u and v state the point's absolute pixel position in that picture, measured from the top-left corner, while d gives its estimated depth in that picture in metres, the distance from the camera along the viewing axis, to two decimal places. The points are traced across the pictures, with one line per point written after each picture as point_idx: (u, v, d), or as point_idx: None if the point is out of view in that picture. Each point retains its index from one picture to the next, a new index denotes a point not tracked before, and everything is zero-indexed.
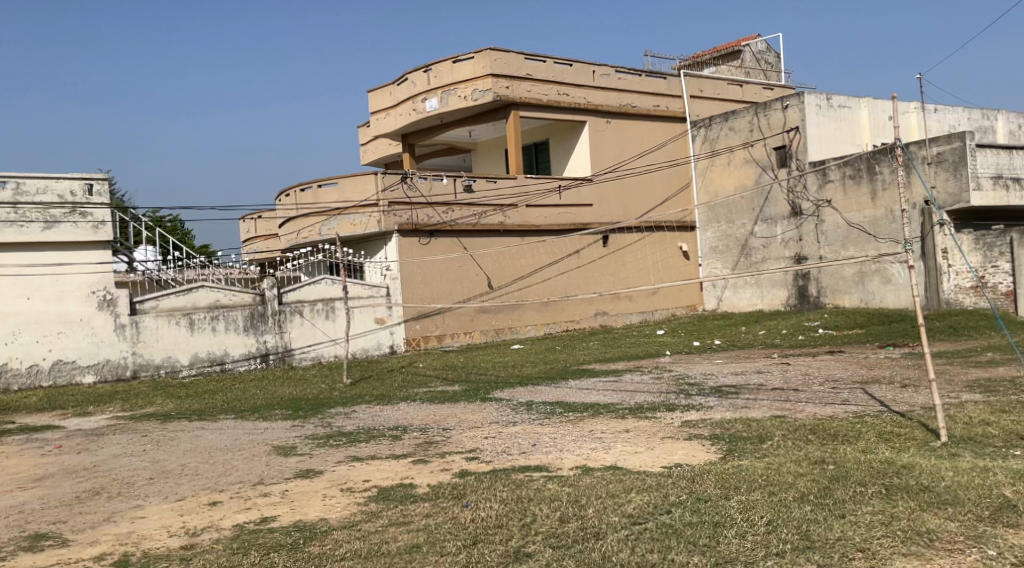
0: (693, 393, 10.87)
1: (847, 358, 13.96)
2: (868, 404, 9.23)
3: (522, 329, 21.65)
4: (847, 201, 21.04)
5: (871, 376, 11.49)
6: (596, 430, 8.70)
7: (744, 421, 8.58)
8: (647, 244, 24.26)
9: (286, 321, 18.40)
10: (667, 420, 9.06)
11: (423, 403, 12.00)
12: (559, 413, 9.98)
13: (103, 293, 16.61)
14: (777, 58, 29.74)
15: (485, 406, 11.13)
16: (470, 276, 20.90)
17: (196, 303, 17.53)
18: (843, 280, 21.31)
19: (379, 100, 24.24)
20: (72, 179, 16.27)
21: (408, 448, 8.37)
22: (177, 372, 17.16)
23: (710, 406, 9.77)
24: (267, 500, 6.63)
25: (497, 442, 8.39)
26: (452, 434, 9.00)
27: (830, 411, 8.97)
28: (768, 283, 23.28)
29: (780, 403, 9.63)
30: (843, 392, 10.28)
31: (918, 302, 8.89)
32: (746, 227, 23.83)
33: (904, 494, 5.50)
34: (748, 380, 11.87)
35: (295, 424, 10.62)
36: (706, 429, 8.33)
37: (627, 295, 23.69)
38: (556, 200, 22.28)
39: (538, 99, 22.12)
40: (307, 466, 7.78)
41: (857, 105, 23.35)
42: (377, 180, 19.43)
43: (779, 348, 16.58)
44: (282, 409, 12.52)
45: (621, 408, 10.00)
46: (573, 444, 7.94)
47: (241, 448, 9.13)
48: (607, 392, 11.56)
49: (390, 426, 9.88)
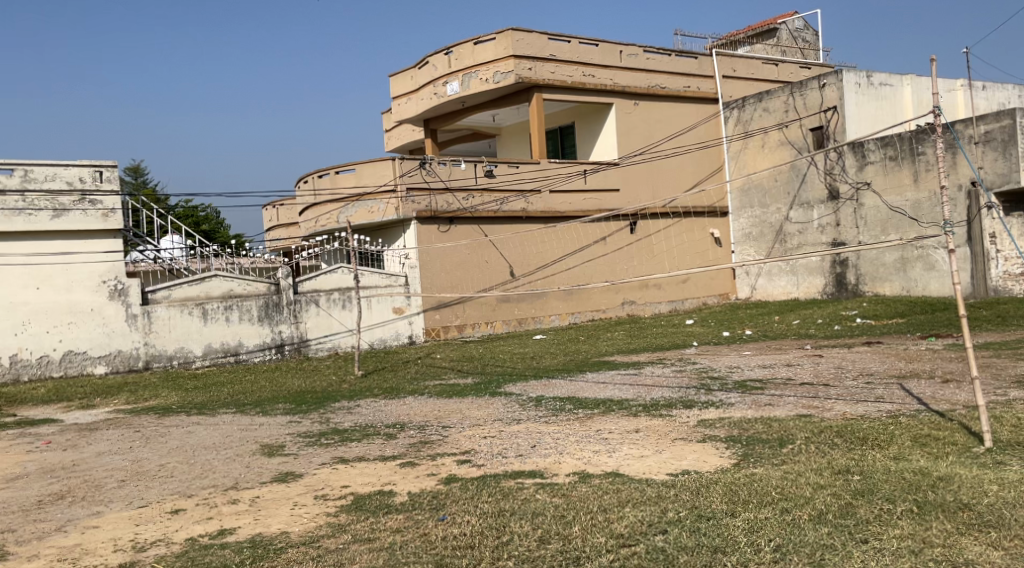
0: (715, 389, 10.17)
1: (885, 350, 13.16)
2: (904, 402, 8.48)
3: (546, 318, 20.99)
4: (887, 183, 20.09)
5: (908, 370, 10.72)
6: (604, 430, 8.07)
7: (765, 421, 7.90)
8: (677, 230, 23.45)
9: (302, 311, 17.91)
10: (682, 419, 8.41)
11: (430, 398, 11.42)
12: (568, 411, 9.35)
13: (114, 282, 16.11)
14: (814, 36, 28.64)
15: (492, 402, 10.53)
16: (492, 265, 20.31)
17: (209, 293, 17.00)
18: (883, 267, 20.37)
19: (401, 84, 23.69)
20: (80, 166, 15.78)
21: (399, 449, 7.79)
22: (190, 363, 16.67)
23: (731, 404, 9.07)
24: (233, 509, 6.05)
25: (496, 442, 7.78)
26: (450, 433, 8.41)
27: (861, 410, 8.24)
28: (803, 271, 22.37)
29: (807, 401, 8.92)
30: (878, 388, 9.53)
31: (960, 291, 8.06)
32: (780, 212, 22.91)
33: (938, 514, 4.79)
34: (776, 374, 11.15)
35: (291, 420, 10.09)
36: (723, 430, 7.66)
37: (655, 283, 22.94)
38: (581, 185, 21.58)
39: (562, 81, 21.43)
40: (287, 469, 7.20)
41: (899, 81, 22.33)
42: (394, 165, 18.94)
43: (813, 339, 15.74)
44: (286, 402, 11.97)
45: (634, 406, 9.36)
46: (575, 447, 7.31)
47: (228, 446, 8.58)
48: (623, 387, 10.90)
49: (389, 423, 9.31)
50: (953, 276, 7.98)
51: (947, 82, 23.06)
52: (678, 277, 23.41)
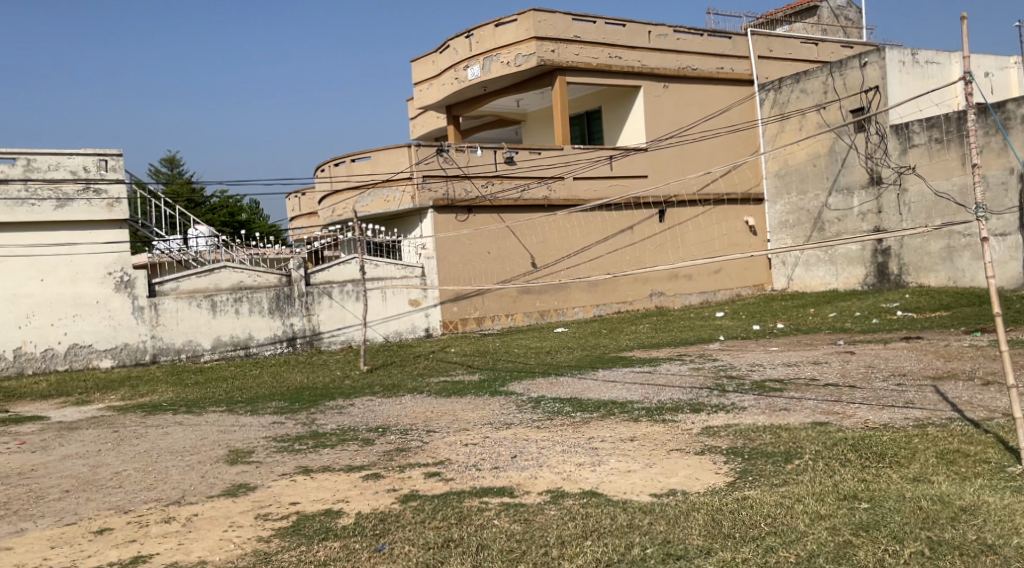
0: (730, 390, 9.35)
1: (923, 346, 12.19)
2: (934, 408, 7.61)
3: (569, 310, 20.33)
4: (931, 168, 19.01)
5: (945, 370, 9.80)
6: (596, 439, 7.32)
7: (775, 429, 7.11)
8: (708, 218, 22.53)
9: (314, 303, 17.33)
10: (686, 427, 7.65)
11: (431, 397, 10.73)
12: (566, 415, 8.61)
13: (120, 273, 15.42)
14: (857, 14, 27.36)
15: (490, 403, 9.83)
16: (512, 255, 19.67)
17: (218, 284, 16.42)
18: (927, 256, 19.28)
19: (424, 69, 23.05)
20: (84, 154, 15.10)
21: (372, 457, 7.11)
22: (198, 357, 16.05)
23: (744, 409, 8.26)
24: (162, 529, 5.38)
25: (477, 450, 7.06)
26: (432, 439, 7.73)
27: (885, 417, 7.39)
28: (842, 260, 21.26)
29: (826, 406, 8.09)
30: (909, 391, 8.65)
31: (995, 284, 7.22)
32: (818, 199, 21.80)
33: (954, 559, 4.09)
34: (800, 374, 10.29)
35: (275, 421, 9.45)
36: (726, 440, 6.90)
37: (685, 274, 22.08)
38: (606, 171, 20.78)
39: (587, 63, 20.62)
40: (243, 479, 6.53)
41: (947, 58, 21.11)
42: (410, 152, 18.38)
43: (848, 334, 14.77)
44: (281, 400, 11.33)
45: (637, 410, 8.63)
46: (558, 459, 6.58)
47: (196, 450, 7.92)
48: (633, 388, 10.12)
49: (373, 425, 8.67)
50: (987, 268, 7.07)
51: (998, 60, 21.79)
52: (709, 268, 22.50)
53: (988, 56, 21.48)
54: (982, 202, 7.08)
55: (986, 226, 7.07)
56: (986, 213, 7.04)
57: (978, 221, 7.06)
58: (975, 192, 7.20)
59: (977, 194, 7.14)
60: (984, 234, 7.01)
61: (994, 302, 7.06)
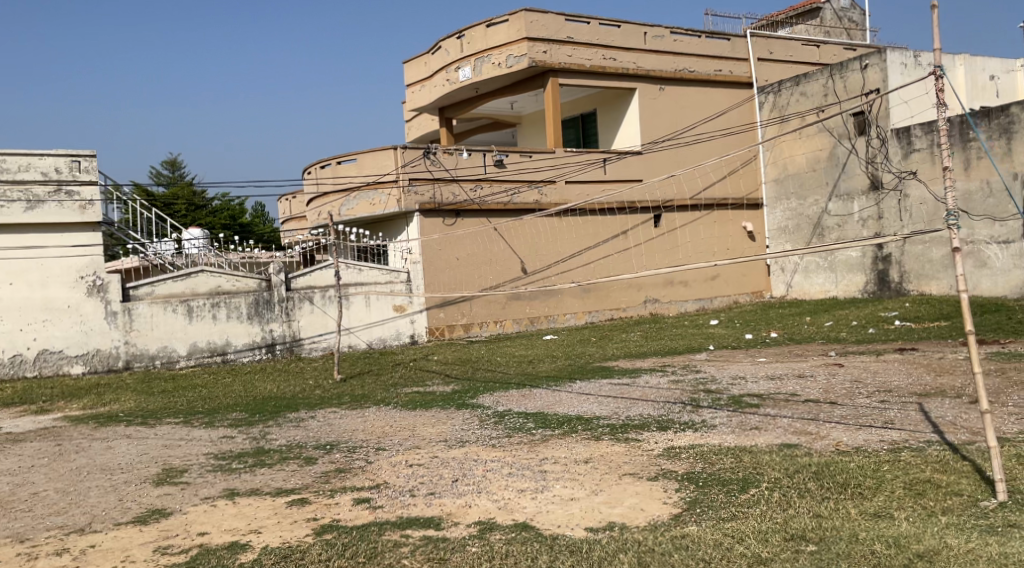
0: (704, 407, 8.84)
1: (916, 359, 11.66)
2: (913, 430, 7.09)
3: (560, 317, 19.83)
4: (934, 173, 18.42)
5: (933, 387, 9.27)
6: (548, 461, 6.85)
7: (741, 452, 6.62)
8: (705, 224, 22.03)
9: (294, 309, 16.90)
10: (647, 448, 7.16)
11: (396, 410, 10.27)
12: (524, 432, 8.13)
13: (92, 277, 15.01)
14: (861, 16, 26.81)
15: (452, 418, 9.36)
16: (501, 260, 19.21)
17: (195, 289, 15.98)
18: (929, 263, 18.68)
19: (416, 70, 22.62)
20: (56, 155, 14.73)
21: (307, 479, 6.63)
22: (173, 364, 15.63)
23: (713, 428, 7.76)
24: (50, 564, 4.93)
25: (418, 473, 6.59)
26: (376, 459, 7.25)
27: (860, 439, 6.87)
28: (842, 267, 20.68)
29: (801, 426, 7.58)
30: (892, 409, 8.13)
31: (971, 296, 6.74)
32: (818, 204, 21.23)
33: None
34: (780, 388, 9.78)
35: (225, 435, 8.98)
36: (685, 464, 6.41)
37: (681, 280, 21.55)
38: (599, 175, 20.29)
39: (580, 65, 20.15)
40: (161, 503, 6.07)
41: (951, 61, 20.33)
42: (396, 154, 17.95)
43: (841, 344, 14.23)
44: (242, 411, 10.86)
45: (601, 427, 8.14)
46: (500, 484, 6.08)
47: (129, 468, 7.44)
48: (604, 403, 9.64)
49: (322, 442, 8.19)
50: (958, 280, 6.61)
51: (1004, 63, 21.20)
52: (706, 274, 21.97)
53: (993, 59, 20.89)
54: (954, 208, 6.65)
55: (958, 235, 6.63)
56: (958, 222, 6.59)
57: (949, 230, 6.62)
58: (948, 198, 6.74)
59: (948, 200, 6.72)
60: (956, 243, 6.56)
61: (966, 316, 6.59)
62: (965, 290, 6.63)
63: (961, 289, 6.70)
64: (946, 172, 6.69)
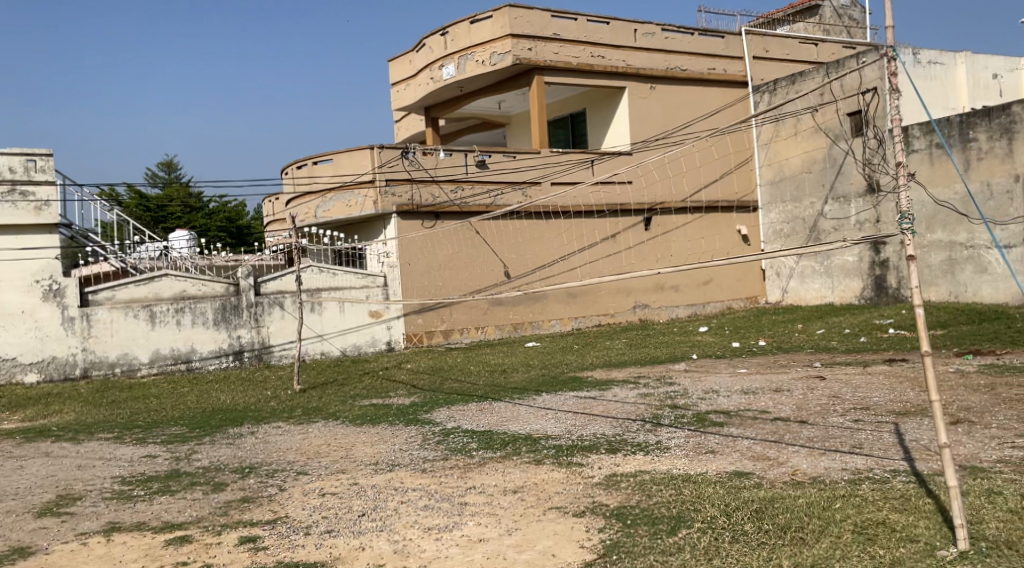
0: (663, 426, 8.16)
1: (903, 371, 10.96)
2: (882, 457, 6.40)
3: (544, 323, 19.13)
4: (934, 175, 17.59)
5: (915, 404, 8.56)
6: (473, 490, 6.15)
7: (688, 481, 5.95)
8: (697, 227, 21.32)
9: (264, 315, 16.29)
10: (587, 474, 6.49)
11: (341, 426, 9.62)
12: (463, 454, 7.46)
13: (48, 282, 14.55)
14: (862, 13, 26.02)
15: (397, 435, 8.71)
16: (484, 265, 18.53)
17: (159, 294, 15.47)
18: (928, 269, 17.89)
19: (400, 69, 21.98)
20: (10, 154, 14.33)
21: (203, 511, 5.99)
22: (134, 371, 15.12)
23: (666, 452, 7.08)
24: None
25: (325, 506, 5.93)
26: (290, 486, 6.59)
27: (821, 466, 6.20)
28: (839, 272, 19.92)
29: (760, 449, 6.90)
30: (865, 431, 7.44)
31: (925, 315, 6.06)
32: (814, 207, 20.47)
33: None
34: (752, 404, 9.09)
35: (147, 455, 8.40)
36: (619, 496, 5.73)
37: (672, 285, 20.85)
38: (587, 176, 19.60)
39: (566, 62, 19.48)
40: (30, 540, 5.46)
41: (951, 59, 19.40)
42: (372, 154, 17.33)
43: (829, 354, 13.55)
44: (182, 426, 10.27)
45: (547, 448, 7.48)
46: (406, 521, 5.40)
47: (23, 493, 6.84)
48: (560, 419, 8.97)
49: (244, 463, 7.57)
50: (912, 293, 6.01)
51: (1008, 62, 20.49)
52: (699, 279, 21.26)
53: (996, 57, 20.14)
54: (909, 211, 6.06)
55: (912, 241, 6.06)
56: (911, 226, 6.02)
57: (902, 234, 6.06)
58: (901, 200, 6.16)
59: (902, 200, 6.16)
60: (909, 250, 5.99)
61: (920, 331, 5.96)
62: (920, 303, 6.03)
63: (915, 302, 6.09)
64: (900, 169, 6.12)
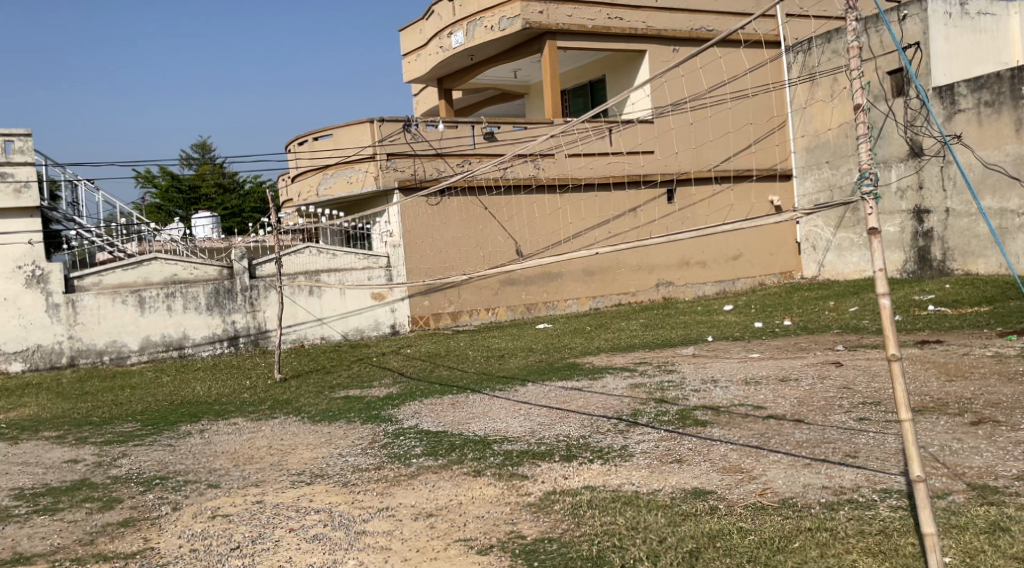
0: (638, 426, 7.16)
1: (933, 356, 9.76)
2: (876, 470, 5.32)
3: (559, 303, 18.17)
4: (982, 136, 16.05)
5: (936, 398, 7.43)
6: (384, 513, 5.22)
7: (630, 502, 4.98)
8: (725, 198, 20.06)
9: (259, 299, 15.59)
10: (525, 491, 5.52)
11: (299, 423, 8.80)
12: (400, 462, 6.54)
13: (31, 267, 13.98)
14: None
15: (348, 436, 7.83)
16: (494, 242, 17.59)
17: (149, 278, 14.86)
18: (975, 239, 16.46)
19: (411, 39, 21.00)
20: None
21: (69, 538, 5.19)
22: (124, 359, 14.52)
23: (628, 460, 6.09)
24: None
25: (206, 532, 5.07)
26: (186, 504, 5.73)
27: (798, 484, 5.15)
28: (879, 244, 18.52)
29: (735, 459, 5.86)
30: (867, 434, 6.34)
31: (891, 310, 5.04)
32: (852, 173, 18.88)
33: None
34: (749, 398, 8.01)
35: (71, 459, 7.64)
36: (544, 524, 4.76)
37: (699, 261, 19.70)
38: (606, 147, 18.47)
39: (581, 25, 18.30)
40: None
41: (1004, 10, 17.85)
42: (372, 128, 16.47)
43: (858, 335, 12.32)
44: (134, 423, 9.54)
45: (498, 454, 6.51)
46: (280, 560, 4.55)
47: None
48: (531, 416, 8.02)
49: (159, 473, 6.74)
50: (877, 279, 5.03)
51: None
52: (727, 253, 20.04)
53: None
54: (870, 170, 4.96)
55: (875, 209, 4.97)
56: (873, 188, 4.90)
57: (863, 200, 4.96)
58: (862, 155, 5.03)
59: (862, 156, 5.07)
60: (871, 221, 4.90)
61: (886, 326, 4.95)
62: (884, 290, 5.00)
63: (880, 288, 5.08)
64: (855, 113, 5.02)
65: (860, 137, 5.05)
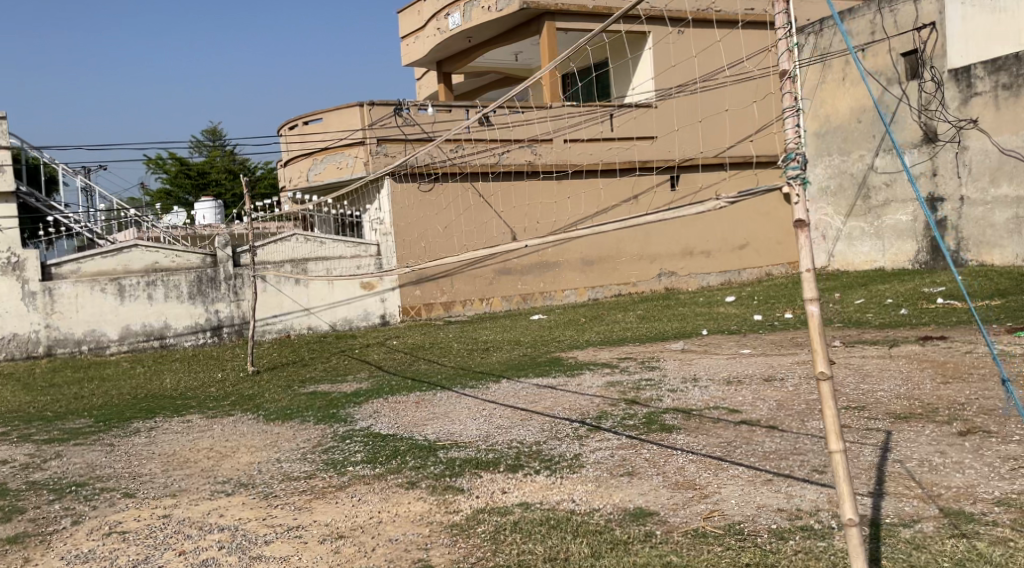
0: (599, 431, 6.61)
1: (932, 355, 9.13)
2: (843, 490, 4.76)
3: (557, 293, 17.60)
4: (999, 120, 15.31)
5: (926, 403, 6.84)
6: (294, 534, 4.74)
7: (558, 528, 4.46)
8: (731, 185, 19.35)
9: (243, 288, 15.15)
10: (452, 509, 5.00)
11: (251, 422, 8.30)
12: (333, 471, 6.03)
13: (6, 255, 13.61)
14: None
15: (296, 438, 7.34)
16: (489, 231, 17.03)
17: (129, 266, 14.47)
18: (991, 228, 15.69)
19: (410, 20, 20.42)
20: None
21: None
22: (103, 349, 14.13)
23: (576, 472, 5.55)
24: None
25: (94, 554, 4.61)
26: (90, 517, 5.27)
27: (752, 506, 4.59)
28: (891, 233, 17.79)
29: (690, 473, 5.31)
30: (842, 444, 5.75)
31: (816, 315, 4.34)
32: (863, 160, 18.11)
33: None
34: (725, 400, 7.44)
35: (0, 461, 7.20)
36: (457, 555, 4.25)
37: (702, 250, 19.05)
38: (607, 131, 17.82)
39: (581, 5, 17.66)
40: None
41: None
42: (362, 112, 15.93)
43: (859, 329, 11.70)
44: (84, 420, 9.09)
45: (441, 463, 6.00)
46: None
47: None
48: (491, 418, 7.49)
49: (79, 479, 6.27)
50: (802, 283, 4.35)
51: None
52: (733, 242, 19.36)
53: None
54: (796, 150, 4.40)
55: (800, 197, 4.37)
56: (800, 173, 4.33)
57: (787, 186, 4.38)
58: (788, 131, 4.43)
59: (787, 135, 4.49)
60: (797, 211, 4.32)
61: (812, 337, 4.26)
62: (812, 297, 4.36)
63: (807, 295, 4.39)
64: (782, 81, 4.45)
65: (786, 112, 4.46)
